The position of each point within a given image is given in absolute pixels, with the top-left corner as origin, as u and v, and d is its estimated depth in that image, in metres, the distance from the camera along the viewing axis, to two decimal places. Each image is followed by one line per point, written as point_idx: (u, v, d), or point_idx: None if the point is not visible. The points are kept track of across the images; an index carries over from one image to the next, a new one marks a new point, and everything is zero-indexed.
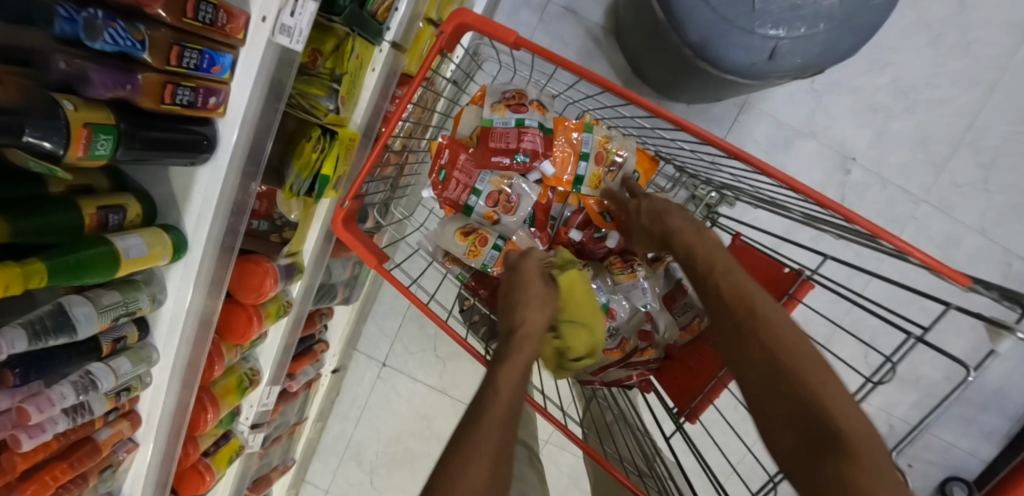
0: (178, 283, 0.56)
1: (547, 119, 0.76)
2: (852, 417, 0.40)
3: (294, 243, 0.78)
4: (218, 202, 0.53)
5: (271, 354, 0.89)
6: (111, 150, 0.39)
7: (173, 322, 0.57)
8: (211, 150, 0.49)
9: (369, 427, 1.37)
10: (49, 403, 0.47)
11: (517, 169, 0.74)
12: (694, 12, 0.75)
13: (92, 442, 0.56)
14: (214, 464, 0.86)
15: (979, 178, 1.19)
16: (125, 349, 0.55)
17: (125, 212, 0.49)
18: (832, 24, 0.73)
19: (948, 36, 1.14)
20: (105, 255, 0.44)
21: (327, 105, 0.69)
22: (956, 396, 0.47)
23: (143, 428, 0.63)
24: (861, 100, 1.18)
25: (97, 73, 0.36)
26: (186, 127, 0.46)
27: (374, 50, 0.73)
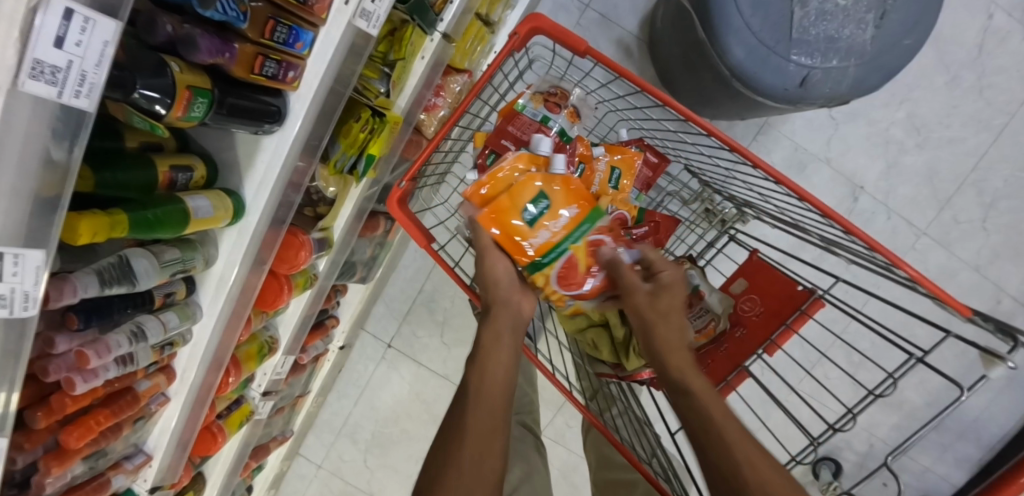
0: (231, 245, 0.58)
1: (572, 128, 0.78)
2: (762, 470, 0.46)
3: (328, 218, 0.80)
4: (279, 172, 0.55)
5: (290, 324, 0.91)
6: (204, 113, 0.41)
7: (220, 283, 0.59)
8: (281, 121, 0.51)
9: (367, 406, 1.39)
10: (106, 350, 0.49)
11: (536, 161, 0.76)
12: (738, 33, 0.78)
13: (132, 393, 0.58)
14: (226, 426, 0.88)
15: (978, 216, 1.24)
16: (174, 304, 0.57)
17: (192, 173, 0.51)
18: (862, 59, 0.79)
19: (965, 78, 1.19)
20: (175, 212, 0.47)
21: (378, 88, 0.72)
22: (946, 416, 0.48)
23: (176, 385, 0.65)
24: (877, 132, 1.22)
25: (203, 39, 0.38)
26: (264, 97, 0.47)
27: (426, 39, 0.76)
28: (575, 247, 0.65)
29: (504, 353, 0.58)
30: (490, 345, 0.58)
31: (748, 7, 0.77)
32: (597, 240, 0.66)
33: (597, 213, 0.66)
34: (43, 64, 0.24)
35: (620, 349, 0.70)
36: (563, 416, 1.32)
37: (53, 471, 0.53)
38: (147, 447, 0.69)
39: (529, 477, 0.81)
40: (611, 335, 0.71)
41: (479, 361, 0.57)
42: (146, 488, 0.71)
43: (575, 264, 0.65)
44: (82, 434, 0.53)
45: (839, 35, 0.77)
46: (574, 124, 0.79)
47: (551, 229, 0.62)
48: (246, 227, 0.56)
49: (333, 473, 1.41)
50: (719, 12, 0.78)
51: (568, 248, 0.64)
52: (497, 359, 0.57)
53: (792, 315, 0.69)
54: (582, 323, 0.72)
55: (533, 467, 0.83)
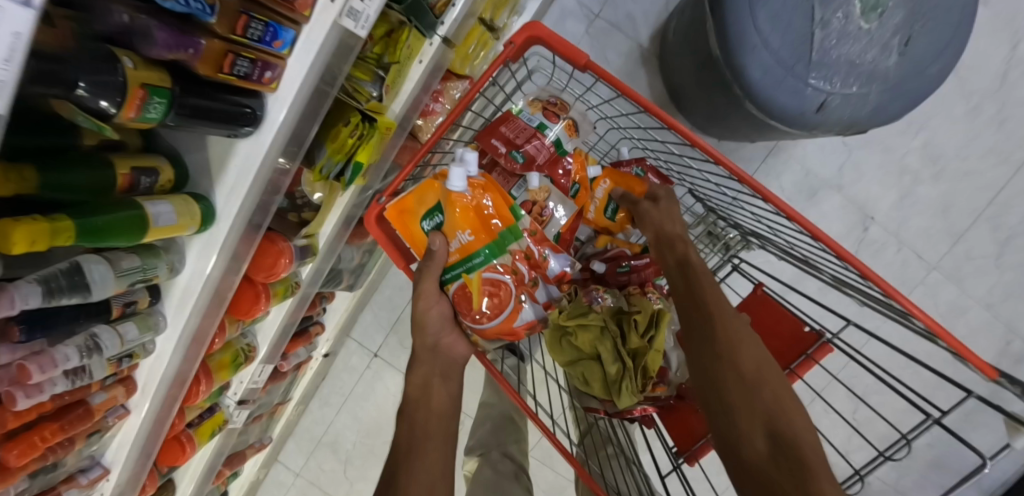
0: (199, 253, 0.54)
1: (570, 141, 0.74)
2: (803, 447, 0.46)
3: (312, 225, 0.76)
4: (253, 178, 0.51)
5: (269, 332, 0.87)
6: (161, 114, 0.38)
7: (186, 293, 0.55)
8: (256, 124, 0.47)
9: (350, 416, 1.35)
10: (51, 364, 0.45)
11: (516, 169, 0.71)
12: (754, 53, 0.74)
13: (85, 406, 0.54)
14: (196, 436, 0.84)
15: (992, 252, 1.20)
16: (135, 313, 0.53)
17: (157, 176, 0.47)
18: (883, 87, 0.75)
19: (985, 109, 1.15)
20: (134, 219, 0.43)
21: (370, 91, 0.67)
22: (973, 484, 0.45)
23: (137, 397, 0.60)
24: (891, 160, 1.18)
25: (161, 32, 0.34)
26: (234, 97, 0.43)
27: (425, 42, 0.72)
28: (468, 277, 0.62)
29: (437, 403, 0.56)
30: (422, 396, 0.57)
31: (766, 25, 0.73)
32: (494, 277, 0.62)
33: (506, 236, 0.63)
34: None
35: (612, 385, 0.64)
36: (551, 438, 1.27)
37: None
38: (104, 461, 0.65)
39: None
40: (603, 370, 0.65)
41: (413, 412, 0.55)
42: None
43: (469, 295, 0.62)
44: (24, 451, 0.48)
45: (860, 60, 0.73)
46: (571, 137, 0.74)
47: (434, 249, 0.60)
48: (216, 236, 0.53)
49: (311, 483, 1.37)
50: (735, 29, 0.74)
51: (461, 276, 0.62)
52: (430, 409, 0.56)
53: (797, 360, 0.65)
54: (574, 355, 0.67)
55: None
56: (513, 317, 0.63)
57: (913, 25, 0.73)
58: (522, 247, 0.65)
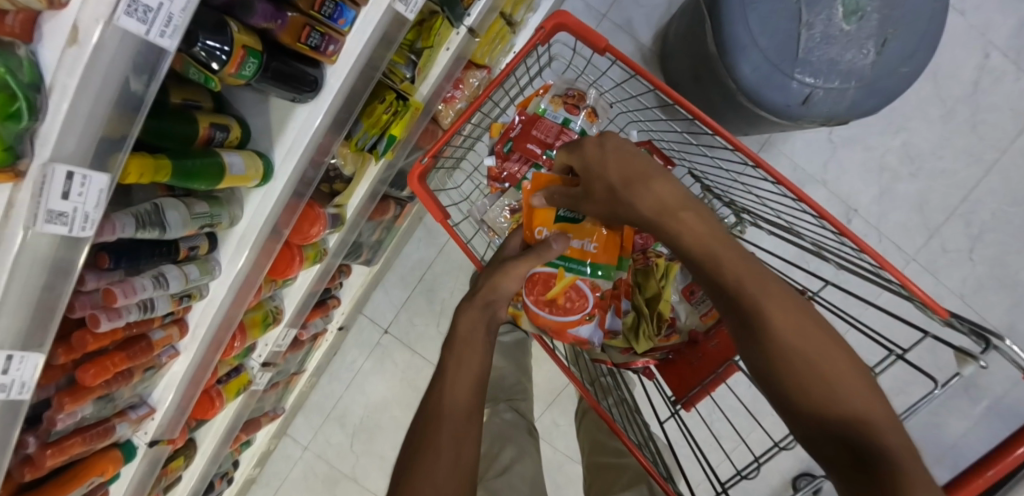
0: (255, 206, 0.61)
1: (591, 127, 0.82)
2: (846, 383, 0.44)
3: (343, 196, 0.82)
4: (309, 140, 0.57)
5: (296, 296, 0.93)
6: (252, 73, 0.45)
7: (240, 242, 0.62)
8: (316, 91, 0.54)
9: (359, 391, 1.41)
10: (132, 290, 0.52)
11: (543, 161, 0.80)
12: (746, 50, 0.83)
13: (147, 340, 0.60)
14: (224, 391, 0.91)
15: (964, 246, 1.29)
16: (196, 258, 0.59)
17: (228, 132, 0.54)
18: (862, 83, 0.83)
19: (959, 112, 1.25)
20: (212, 166, 0.50)
21: (404, 73, 0.75)
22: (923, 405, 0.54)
23: (187, 339, 0.67)
24: (873, 158, 1.27)
25: (261, 5, 0.44)
26: (303, 66, 0.51)
27: (452, 31, 0.80)
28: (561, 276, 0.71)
29: (479, 353, 0.59)
30: (467, 338, 0.60)
31: (758, 25, 0.81)
32: (577, 285, 0.72)
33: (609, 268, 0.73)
34: (138, 2, 0.28)
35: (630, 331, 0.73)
36: (551, 413, 1.34)
37: (66, 407, 0.55)
38: (151, 400, 0.71)
39: (521, 459, 0.83)
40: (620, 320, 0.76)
41: (455, 354, 0.58)
42: (144, 442, 0.73)
43: (551, 284, 0.71)
44: (98, 372, 0.55)
45: (841, 59, 0.82)
46: (592, 124, 0.82)
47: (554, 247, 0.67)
48: (272, 190, 0.59)
49: (319, 456, 1.43)
50: (730, 28, 0.82)
51: (558, 268, 0.70)
52: (472, 351, 0.59)
53: None
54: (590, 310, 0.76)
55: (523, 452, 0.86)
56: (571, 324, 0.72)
57: (888, 28, 0.82)
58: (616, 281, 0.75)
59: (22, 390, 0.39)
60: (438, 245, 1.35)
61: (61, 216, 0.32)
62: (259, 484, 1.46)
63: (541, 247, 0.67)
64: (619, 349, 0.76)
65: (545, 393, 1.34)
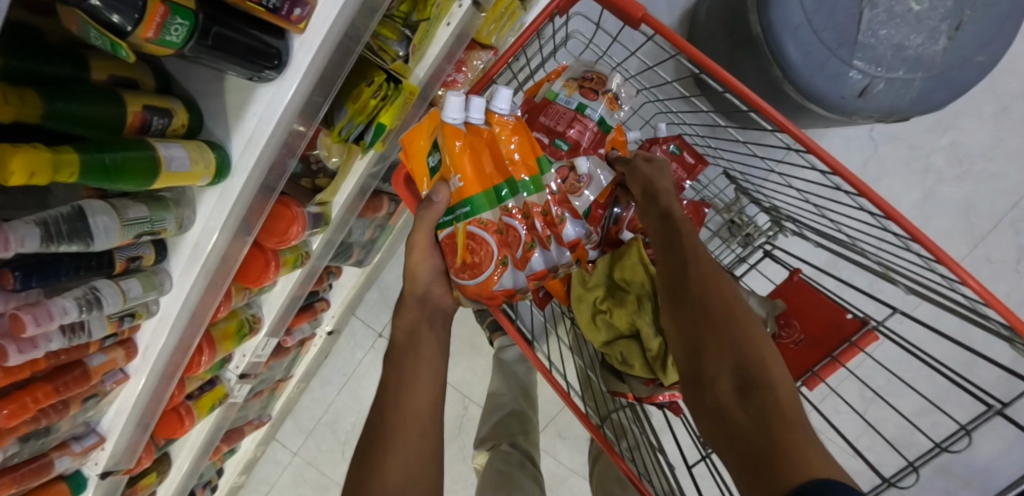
0: (211, 209, 0.50)
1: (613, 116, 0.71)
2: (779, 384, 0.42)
3: (327, 192, 0.72)
4: (273, 129, 0.47)
5: (276, 304, 0.83)
6: (182, 40, 0.34)
7: (195, 252, 0.52)
8: (279, 69, 0.43)
9: (350, 397, 1.32)
10: (48, 316, 0.42)
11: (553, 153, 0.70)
12: (795, 31, 0.71)
13: (82, 368, 0.50)
14: (196, 409, 0.81)
15: (1014, 257, 1.17)
16: (139, 270, 0.49)
17: (171, 119, 0.43)
18: (929, 73, 0.71)
19: (1015, 110, 1.12)
20: (145, 161, 0.39)
21: (396, 51, 0.63)
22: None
23: (138, 361, 0.57)
24: (917, 158, 1.15)
25: None
26: (258, 34, 0.40)
27: (453, 3, 0.68)
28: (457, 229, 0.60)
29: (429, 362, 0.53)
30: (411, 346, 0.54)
31: (812, 2, 0.69)
32: (478, 230, 0.60)
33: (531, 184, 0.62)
34: None
35: (657, 363, 0.61)
36: (554, 427, 1.25)
37: None
38: (100, 428, 0.61)
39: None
40: (644, 348, 0.63)
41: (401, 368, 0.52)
42: (96, 474, 0.63)
43: (455, 245, 0.60)
44: (15, 412, 0.45)
45: (908, 44, 0.69)
46: (613, 111, 0.71)
47: (434, 201, 0.59)
48: (231, 189, 0.49)
49: (308, 464, 1.35)
50: (779, 6, 0.70)
51: (453, 224, 0.61)
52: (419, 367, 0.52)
53: (840, 346, 0.59)
54: (610, 334, 0.66)
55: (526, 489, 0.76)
56: (492, 280, 0.61)
57: (967, 8, 0.69)
58: (524, 203, 0.62)
59: None
60: None
61: None
62: (247, 490, 1.38)
63: (423, 207, 0.60)
64: (642, 380, 0.64)
65: (549, 405, 1.25)
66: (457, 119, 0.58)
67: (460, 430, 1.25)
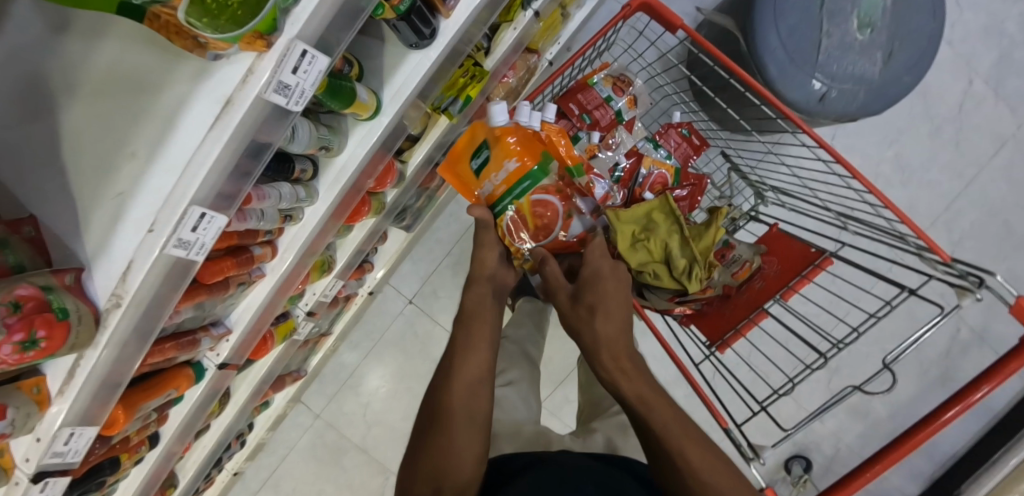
0: (358, 141, 0.68)
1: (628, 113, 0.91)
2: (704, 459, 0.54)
3: (410, 152, 0.91)
4: (417, 82, 0.65)
5: (349, 249, 0.99)
6: (405, 7, 0.54)
7: (341, 172, 0.69)
8: (432, 38, 0.62)
9: (376, 361, 1.45)
10: (260, 197, 0.58)
11: (581, 126, 0.90)
12: (771, 50, 0.94)
13: (249, 253, 0.66)
14: (274, 334, 0.95)
15: (946, 252, 1.42)
16: (303, 181, 0.66)
17: (353, 67, 0.61)
18: (871, 87, 0.96)
19: (945, 130, 1.40)
20: (348, 89, 0.57)
21: (481, 44, 0.84)
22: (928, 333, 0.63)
23: (275, 261, 0.72)
24: (868, 168, 1.42)
25: None
26: (430, 12, 0.59)
27: (520, 13, 0.87)
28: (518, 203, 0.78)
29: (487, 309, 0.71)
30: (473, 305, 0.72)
31: (785, 31, 0.93)
32: (545, 196, 0.78)
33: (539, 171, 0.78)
34: None
35: (682, 274, 0.78)
36: (563, 389, 1.40)
37: (180, 302, 0.59)
38: (228, 322, 0.75)
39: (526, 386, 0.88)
40: (671, 266, 0.79)
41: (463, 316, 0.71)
42: (214, 364, 0.77)
43: (523, 217, 0.78)
44: (215, 273, 0.60)
45: (853, 65, 0.94)
46: (631, 111, 0.91)
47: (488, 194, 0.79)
48: (379, 124, 0.66)
49: (329, 425, 1.45)
50: (761, 31, 0.93)
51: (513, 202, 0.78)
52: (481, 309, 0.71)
53: (806, 268, 0.79)
54: (644, 258, 0.80)
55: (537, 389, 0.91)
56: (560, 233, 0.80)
57: (895, 41, 0.95)
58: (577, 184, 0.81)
59: (199, 251, 0.45)
60: (465, 225, 1.42)
61: (288, 87, 0.39)
62: (265, 451, 1.46)
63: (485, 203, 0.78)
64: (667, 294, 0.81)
65: (558, 369, 1.41)
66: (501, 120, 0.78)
67: None
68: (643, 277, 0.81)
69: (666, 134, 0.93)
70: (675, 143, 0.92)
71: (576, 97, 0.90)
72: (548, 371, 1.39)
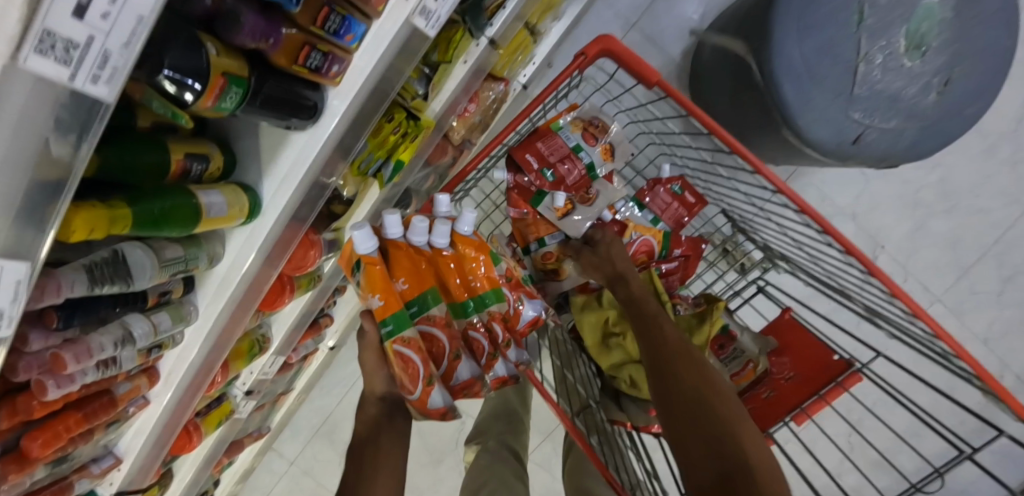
0: (240, 247, 0.52)
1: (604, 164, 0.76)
2: (771, 474, 0.44)
3: (342, 219, 0.74)
4: (307, 169, 0.48)
5: (287, 321, 0.85)
6: (234, 105, 0.36)
7: (223, 284, 0.53)
8: (314, 115, 0.45)
9: (349, 408, 1.34)
10: (88, 353, 0.44)
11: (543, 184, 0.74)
12: (794, 79, 0.73)
13: (109, 396, 0.52)
14: (203, 425, 0.83)
15: (995, 289, 1.22)
16: (169, 302, 0.51)
17: (209, 163, 0.45)
18: (920, 125, 0.76)
19: (1001, 149, 1.17)
20: (187, 208, 0.41)
21: (416, 89, 0.65)
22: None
23: (159, 387, 0.58)
24: (907, 192, 1.20)
25: (249, 18, 0.33)
26: (303, 90, 0.42)
27: (472, 42, 0.69)
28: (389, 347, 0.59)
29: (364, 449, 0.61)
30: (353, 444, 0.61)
31: (812, 55, 0.73)
32: (402, 348, 0.59)
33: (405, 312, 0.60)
34: (56, 35, 0.19)
35: None
36: (551, 442, 1.27)
37: (9, 478, 0.46)
38: (118, 450, 0.62)
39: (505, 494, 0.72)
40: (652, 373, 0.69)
41: None
42: (110, 493, 0.65)
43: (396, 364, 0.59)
44: (49, 440, 0.46)
45: (901, 96, 0.74)
46: (606, 162, 0.76)
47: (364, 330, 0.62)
48: (260, 228, 0.50)
49: (303, 474, 1.36)
50: (781, 56, 0.73)
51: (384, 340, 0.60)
52: None
53: (826, 385, 0.66)
54: (620, 359, 0.75)
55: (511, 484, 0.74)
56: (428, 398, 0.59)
57: (956, 65, 0.74)
58: (491, 312, 0.70)
59: None
60: None
61: None
62: None
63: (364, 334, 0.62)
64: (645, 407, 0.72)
65: (544, 421, 1.27)
66: (397, 234, 0.65)
67: (456, 444, 1.27)
68: (618, 383, 0.75)
69: (652, 193, 0.79)
70: (664, 204, 0.79)
71: (535, 145, 0.74)
72: (534, 422, 1.26)
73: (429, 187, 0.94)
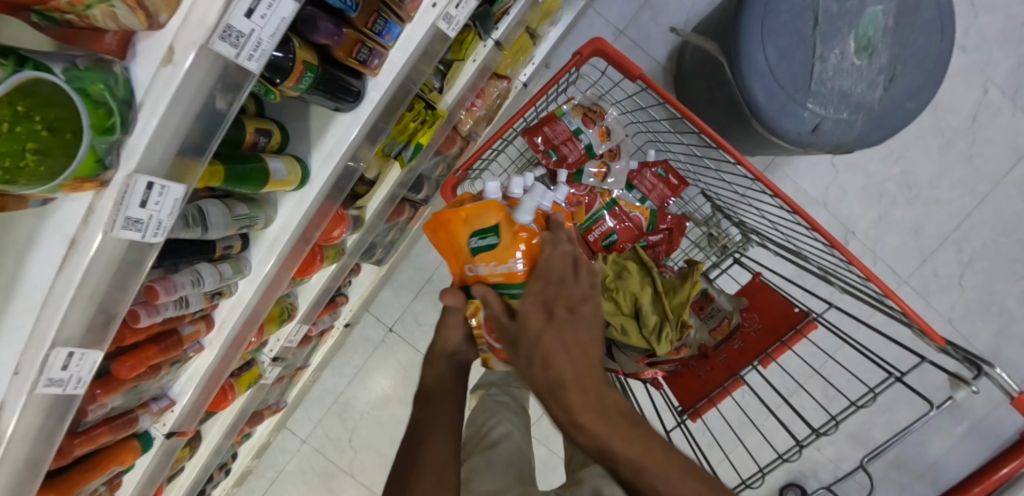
0: (289, 210, 0.62)
1: (600, 144, 0.86)
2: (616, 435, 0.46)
3: (366, 198, 0.84)
4: (346, 147, 0.58)
5: (311, 293, 0.94)
6: (308, 87, 0.47)
7: (273, 243, 0.64)
8: (357, 99, 0.55)
9: (360, 386, 1.43)
10: (173, 288, 0.53)
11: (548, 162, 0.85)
12: (759, 76, 0.84)
13: (177, 335, 0.61)
14: (237, 385, 0.93)
15: (956, 273, 1.33)
16: (229, 256, 0.61)
17: (271, 137, 0.55)
18: (869, 116, 0.87)
19: (956, 144, 1.29)
20: (259, 170, 0.51)
21: (434, 83, 0.77)
22: (917, 427, 0.57)
23: (213, 334, 0.68)
24: (872, 184, 1.32)
25: (321, 22, 0.45)
26: (349, 79, 0.52)
27: (480, 43, 0.80)
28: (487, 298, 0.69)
29: None
30: None
31: (773, 56, 0.84)
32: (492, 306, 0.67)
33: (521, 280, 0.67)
34: (232, 28, 0.30)
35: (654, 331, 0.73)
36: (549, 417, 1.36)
37: (98, 397, 0.56)
38: (172, 393, 0.72)
39: (510, 435, 0.81)
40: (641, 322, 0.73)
41: None
42: (162, 433, 0.74)
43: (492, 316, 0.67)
44: (134, 365, 0.56)
45: (851, 92, 0.85)
46: (602, 142, 0.86)
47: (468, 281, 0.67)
48: (308, 194, 0.60)
49: (315, 451, 1.45)
50: (748, 55, 0.84)
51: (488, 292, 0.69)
52: None
53: (788, 333, 0.76)
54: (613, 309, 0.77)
55: (514, 426, 0.84)
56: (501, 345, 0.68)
57: (897, 65, 0.85)
58: None
59: (77, 385, 0.42)
60: None
61: (137, 221, 0.34)
62: (254, 475, 1.46)
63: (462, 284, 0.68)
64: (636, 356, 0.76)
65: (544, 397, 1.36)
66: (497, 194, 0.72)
67: None
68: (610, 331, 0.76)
69: (640, 175, 0.89)
70: (649, 184, 0.89)
71: (542, 129, 0.84)
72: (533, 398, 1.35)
73: (439, 174, 1.05)
